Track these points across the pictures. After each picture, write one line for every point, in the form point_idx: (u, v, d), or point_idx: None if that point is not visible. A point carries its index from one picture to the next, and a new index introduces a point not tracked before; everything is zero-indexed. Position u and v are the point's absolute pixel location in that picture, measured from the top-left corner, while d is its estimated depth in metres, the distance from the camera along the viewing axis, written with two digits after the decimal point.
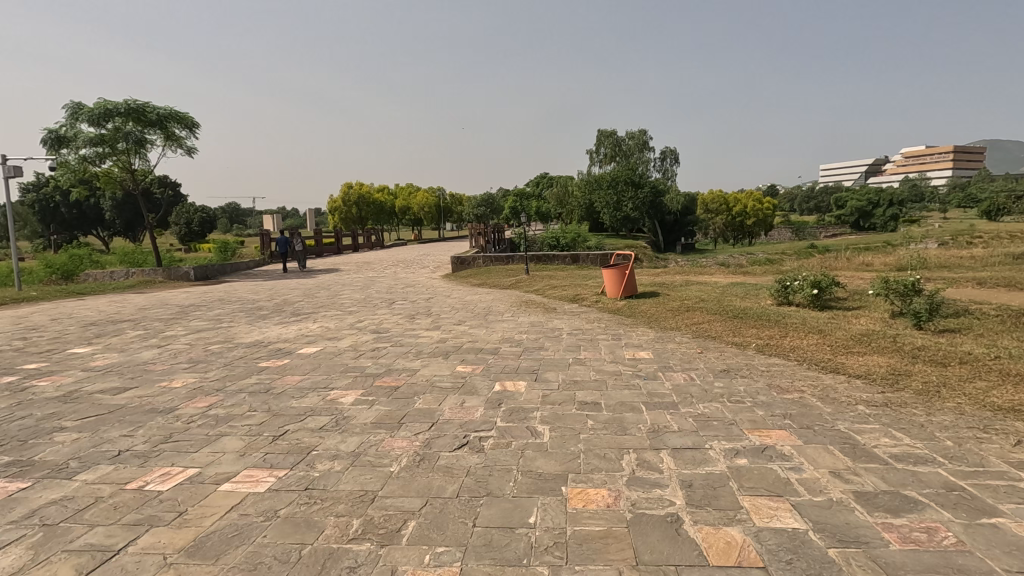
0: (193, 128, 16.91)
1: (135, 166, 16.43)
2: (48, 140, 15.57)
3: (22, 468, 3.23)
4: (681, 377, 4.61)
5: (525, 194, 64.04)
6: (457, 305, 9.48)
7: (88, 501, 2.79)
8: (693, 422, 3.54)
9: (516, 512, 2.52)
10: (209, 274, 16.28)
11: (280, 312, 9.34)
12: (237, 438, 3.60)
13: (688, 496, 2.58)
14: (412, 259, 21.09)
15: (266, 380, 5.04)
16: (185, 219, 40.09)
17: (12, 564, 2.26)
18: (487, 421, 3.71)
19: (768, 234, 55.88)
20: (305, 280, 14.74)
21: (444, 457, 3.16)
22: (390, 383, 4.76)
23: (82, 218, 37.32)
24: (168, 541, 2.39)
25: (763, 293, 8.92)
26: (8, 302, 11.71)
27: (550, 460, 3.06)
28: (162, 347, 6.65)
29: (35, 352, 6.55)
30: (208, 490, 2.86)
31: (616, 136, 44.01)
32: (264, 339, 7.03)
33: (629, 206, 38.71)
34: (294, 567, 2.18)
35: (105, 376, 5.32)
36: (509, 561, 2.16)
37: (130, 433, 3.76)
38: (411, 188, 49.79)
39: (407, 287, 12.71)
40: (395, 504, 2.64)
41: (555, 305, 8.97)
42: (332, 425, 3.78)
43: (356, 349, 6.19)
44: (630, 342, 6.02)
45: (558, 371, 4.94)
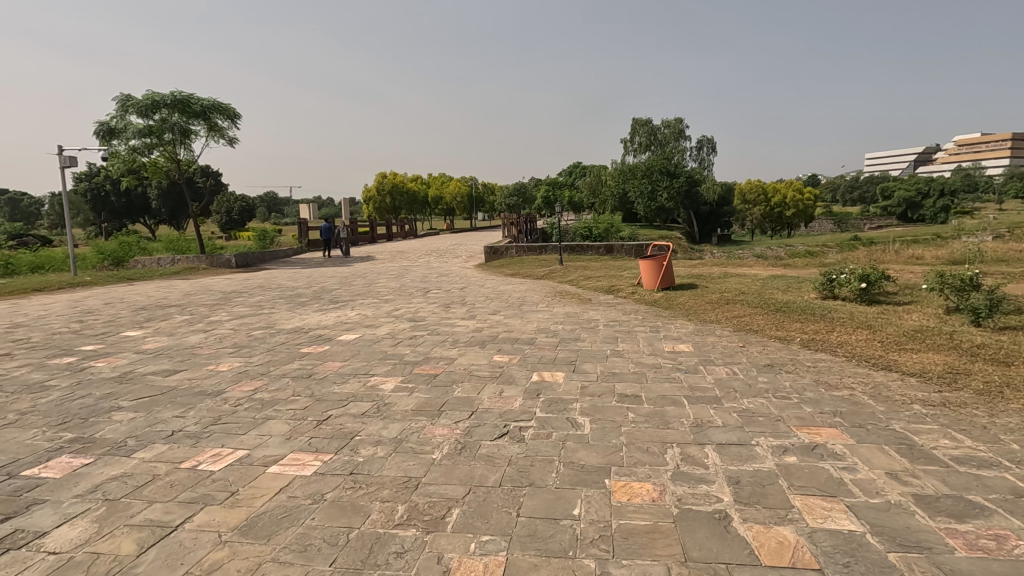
0: (235, 118, 17.31)
1: (181, 157, 16.96)
2: (100, 132, 16.22)
3: (84, 445, 3.39)
4: (723, 371, 4.51)
5: (557, 183, 63.42)
6: (491, 295, 9.49)
7: (145, 478, 2.90)
8: (738, 417, 3.45)
9: (559, 503, 2.51)
10: (249, 262, 16.72)
11: (318, 299, 9.53)
12: (283, 422, 3.69)
13: (735, 493, 2.52)
14: (444, 248, 21.24)
15: (308, 365, 5.15)
16: (226, 208, 41.27)
17: (80, 535, 2.37)
18: (527, 411, 3.71)
19: (809, 225, 54.23)
20: (342, 268, 15.00)
21: (486, 446, 3.17)
22: (428, 371, 4.81)
23: (130, 207, 38.87)
24: (222, 519, 2.47)
25: (807, 287, 8.64)
26: (66, 287, 12.30)
27: (592, 452, 3.04)
28: (208, 332, 6.87)
29: (91, 335, 6.87)
30: (258, 472, 2.94)
31: (651, 125, 43.29)
32: (304, 325, 7.20)
33: (663, 196, 38.07)
34: (343, 549, 2.23)
35: (156, 359, 5.54)
36: (554, 553, 2.15)
37: (182, 414, 3.90)
38: (443, 178, 49.98)
39: (441, 276, 12.82)
40: (438, 491, 2.66)
41: (590, 296, 8.88)
42: (374, 411, 3.84)
43: (394, 337, 6.27)
44: (668, 335, 5.92)
45: (596, 363, 4.90)
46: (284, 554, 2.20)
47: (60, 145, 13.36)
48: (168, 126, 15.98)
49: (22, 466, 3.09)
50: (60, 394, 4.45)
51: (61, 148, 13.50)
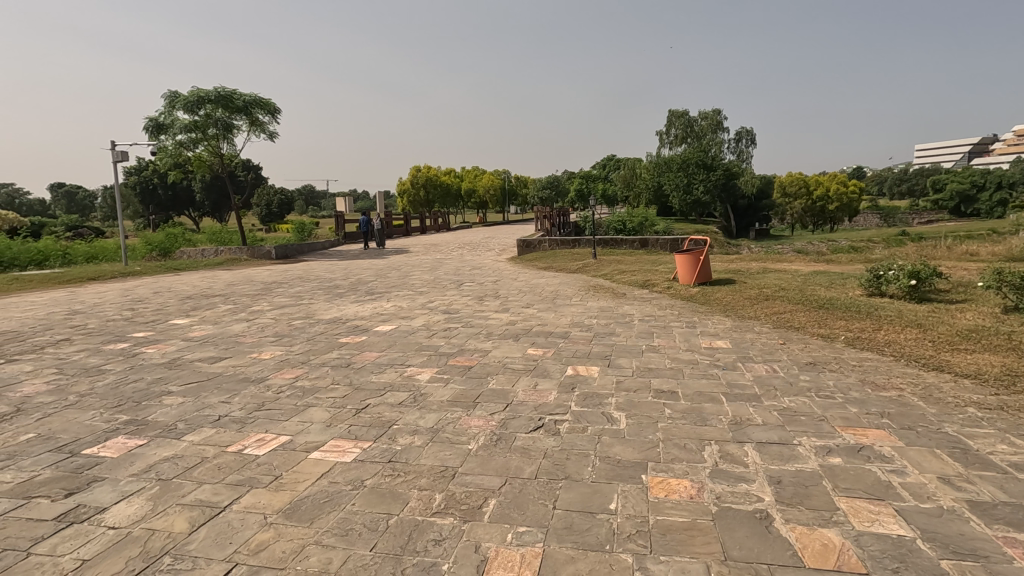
0: (276, 113, 17.73)
1: (224, 151, 17.48)
2: (149, 127, 16.85)
3: (138, 426, 3.55)
4: (763, 368, 4.40)
5: (591, 176, 62.81)
6: (524, 288, 9.49)
7: (195, 460, 3.03)
8: (779, 416, 3.37)
9: (595, 497, 2.51)
10: (288, 253, 17.17)
11: (355, 290, 9.72)
12: (323, 409, 3.79)
13: (777, 493, 2.46)
14: (478, 241, 21.35)
15: (346, 355, 5.27)
16: (266, 201, 42.44)
17: (136, 512, 2.50)
18: (561, 404, 3.71)
19: (853, 220, 52.32)
20: (377, 261, 15.25)
21: (521, 438, 3.18)
22: (463, 362, 4.86)
23: (176, 200, 40.37)
24: (267, 502, 2.56)
25: (851, 283, 8.35)
26: (119, 276, 12.90)
27: (628, 447, 3.01)
28: (251, 321, 7.10)
29: (142, 322, 7.19)
30: (300, 457, 3.03)
31: (688, 117, 42.39)
32: (342, 316, 7.36)
33: (699, 189, 37.27)
34: (383, 535, 2.28)
35: (202, 346, 5.75)
36: (591, 546, 2.15)
37: (228, 399, 4.05)
38: (476, 171, 50.14)
39: (474, 269, 12.92)
40: (474, 482, 2.69)
41: (624, 291, 8.79)
42: (411, 401, 3.91)
43: (429, 328, 6.35)
44: (705, 331, 5.81)
45: (631, 358, 4.85)
46: (327, 538, 2.27)
47: (113, 140, 13.96)
48: (212, 121, 16.49)
49: (83, 445, 3.26)
50: (115, 377, 4.68)
51: (114, 143, 14.11)
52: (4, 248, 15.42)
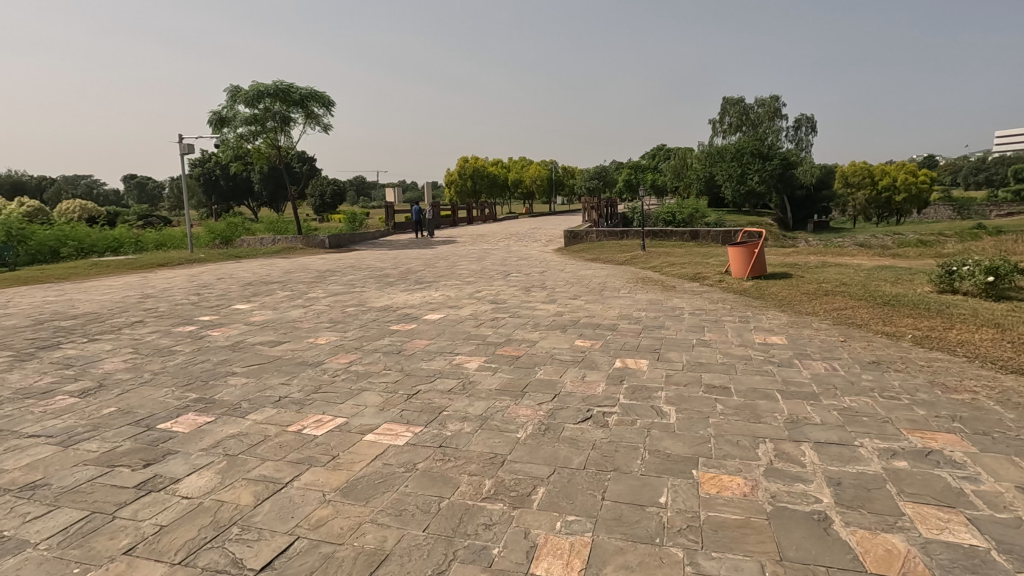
0: (330, 106, 18.24)
1: (282, 143, 18.14)
2: (213, 121, 17.67)
3: (206, 404, 3.78)
4: (822, 366, 4.24)
5: (639, 166, 61.52)
6: (571, 279, 9.45)
7: (258, 438, 3.20)
8: (838, 416, 3.25)
9: (645, 490, 2.49)
10: (341, 243, 17.70)
11: (404, 279, 9.93)
12: (376, 394, 3.92)
13: (836, 495, 2.38)
14: (524, 232, 21.35)
15: (397, 342, 5.41)
16: (319, 192, 43.88)
17: (206, 484, 2.66)
18: (610, 397, 3.69)
19: (922, 211, 49.25)
20: (426, 250, 15.51)
21: (569, 429, 3.19)
22: (511, 352, 4.90)
23: (236, 191, 42.28)
24: (325, 480, 2.68)
25: (920, 279, 7.90)
26: (186, 263, 13.66)
27: (679, 442, 2.97)
28: (307, 307, 7.39)
29: (208, 306, 7.60)
30: (355, 439, 3.15)
31: (744, 104, 40.87)
32: (393, 304, 7.56)
33: (754, 179, 35.92)
34: (434, 517, 2.34)
35: (263, 330, 6.04)
36: (640, 538, 2.14)
37: (287, 381, 4.25)
38: (523, 161, 50.02)
39: (521, 259, 12.94)
40: (523, 470, 2.73)
41: (674, 284, 8.61)
42: (460, 388, 3.98)
43: (476, 318, 6.43)
44: (759, 326, 5.63)
45: (681, 352, 4.76)
46: (382, 517, 2.36)
47: (180, 134, 14.73)
48: (271, 114, 17.15)
49: (158, 420, 3.50)
50: (185, 358, 4.98)
51: (181, 136, 14.88)
52: (84, 235, 16.59)
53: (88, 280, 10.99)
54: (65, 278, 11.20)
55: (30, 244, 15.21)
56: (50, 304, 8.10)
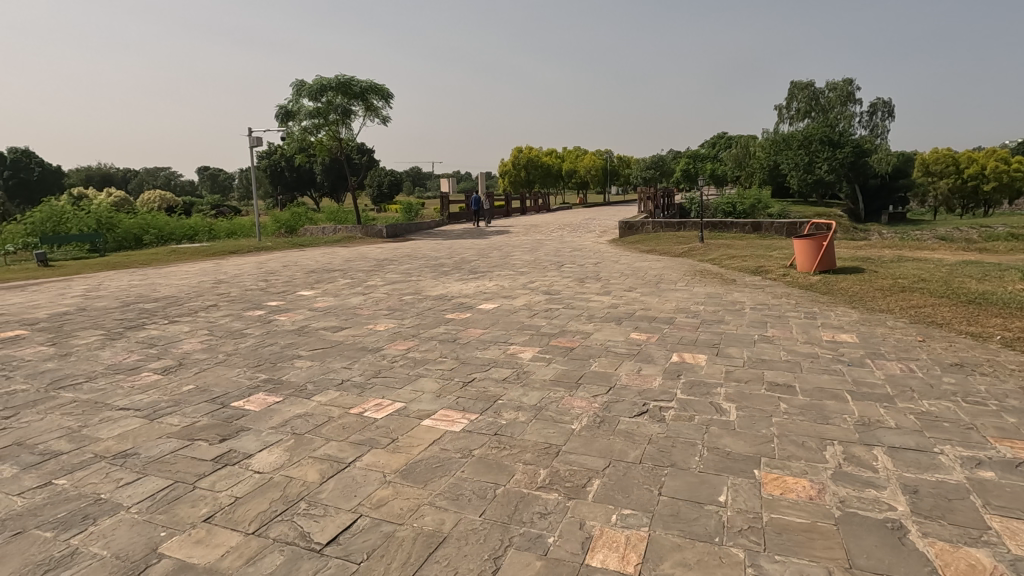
0: (389, 98, 18.63)
1: (343, 136, 18.70)
2: (280, 115, 18.42)
3: (276, 385, 3.99)
4: (897, 367, 3.99)
5: (698, 155, 59.47)
6: (626, 271, 9.28)
7: (323, 419, 3.35)
8: (916, 420, 3.05)
9: (703, 488, 2.44)
10: (398, 233, 18.14)
11: (458, 269, 10.07)
12: (433, 380, 4.01)
13: (912, 504, 2.24)
14: (578, 223, 21.14)
15: (453, 330, 5.51)
16: (377, 182, 45.05)
17: (276, 461, 2.82)
18: (666, 391, 3.63)
19: (1015, 203, 45.20)
20: (480, 241, 15.64)
21: (624, 423, 3.16)
22: (565, 343, 4.89)
23: (300, 181, 44.07)
24: (386, 462, 2.77)
25: (1011, 276, 7.28)
26: (255, 250, 14.39)
27: (739, 440, 2.89)
28: (366, 295, 7.63)
29: (275, 292, 7.99)
30: (413, 424, 3.24)
31: (813, 88, 38.74)
32: (448, 293, 7.69)
33: (822, 167, 34.00)
34: (490, 503, 2.38)
35: (326, 316, 6.30)
36: (698, 536, 2.10)
37: (348, 365, 4.42)
38: (578, 150, 49.39)
39: (575, 250, 12.86)
40: (578, 461, 2.72)
41: (734, 277, 8.31)
42: (515, 377, 4.02)
43: (530, 308, 6.44)
44: (827, 323, 5.36)
45: (742, 348, 4.60)
46: (439, 500, 2.42)
47: (250, 127, 15.47)
48: (333, 108, 17.72)
49: (232, 398, 3.73)
50: (255, 340, 5.28)
51: (251, 130, 15.62)
52: (164, 224, 17.77)
53: (168, 265, 11.76)
54: (148, 264, 12.04)
55: (117, 232, 16.45)
56: (135, 287, 8.74)
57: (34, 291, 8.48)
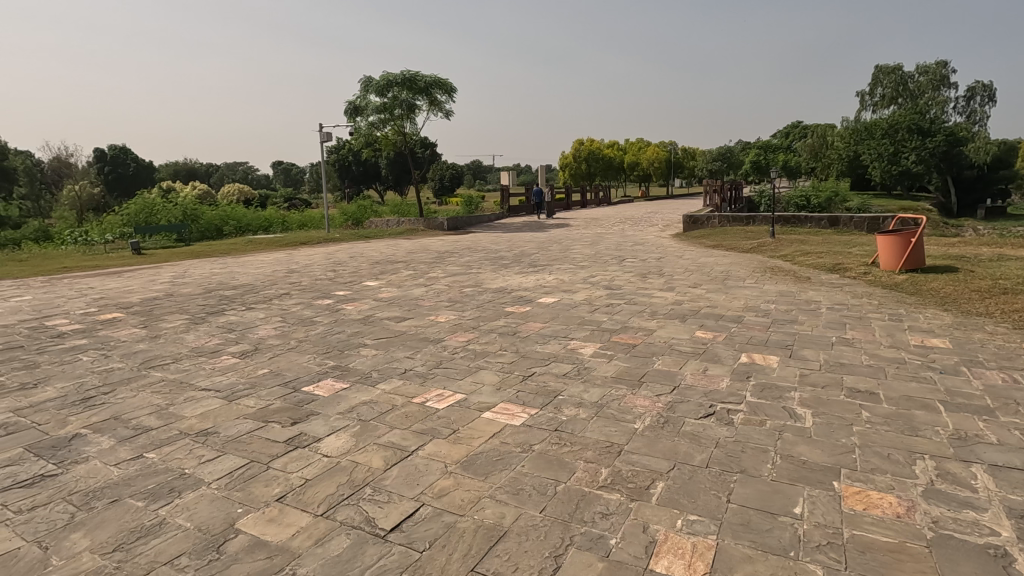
0: (452, 93, 18.88)
1: (407, 130, 19.12)
2: (348, 110, 19.03)
3: (342, 371, 4.14)
4: (998, 377, 3.63)
5: (770, 145, 56.62)
6: (690, 266, 8.98)
7: (387, 406, 3.43)
8: (1021, 437, 2.76)
9: (777, 497, 2.31)
10: (459, 225, 18.39)
11: (518, 262, 10.08)
12: (493, 373, 4.03)
13: (1019, 530, 2.03)
14: (640, 216, 20.67)
15: (513, 323, 5.51)
16: (439, 176, 45.90)
17: (342, 446, 2.91)
18: (735, 393, 3.47)
19: None
20: (540, 234, 15.61)
21: (690, 424, 3.04)
22: (627, 340, 4.78)
23: (366, 175, 45.58)
24: (447, 453, 2.80)
25: None
26: (324, 241, 15.02)
27: (816, 449, 2.71)
28: (428, 286, 7.77)
29: (343, 282, 8.29)
30: (473, 416, 3.26)
31: (902, 72, 36.00)
32: (508, 285, 7.71)
33: (909, 158, 31.56)
34: (551, 500, 2.36)
35: (390, 306, 6.46)
36: (772, 549, 1.99)
37: (411, 355, 4.51)
38: (641, 141, 48.26)
39: (637, 244, 12.58)
40: (641, 462, 2.65)
41: (808, 275, 7.86)
42: (575, 373, 3.97)
43: (591, 303, 6.34)
44: (916, 326, 4.95)
45: (818, 350, 4.33)
46: (500, 494, 2.42)
47: (321, 123, 16.11)
48: (398, 103, 18.16)
49: (302, 383, 3.90)
50: (324, 328, 5.49)
51: (321, 125, 16.26)
52: (242, 216, 18.85)
53: (245, 255, 12.45)
54: (228, 253, 12.80)
55: (201, 223, 17.58)
56: (216, 275, 9.30)
57: (129, 278, 9.20)
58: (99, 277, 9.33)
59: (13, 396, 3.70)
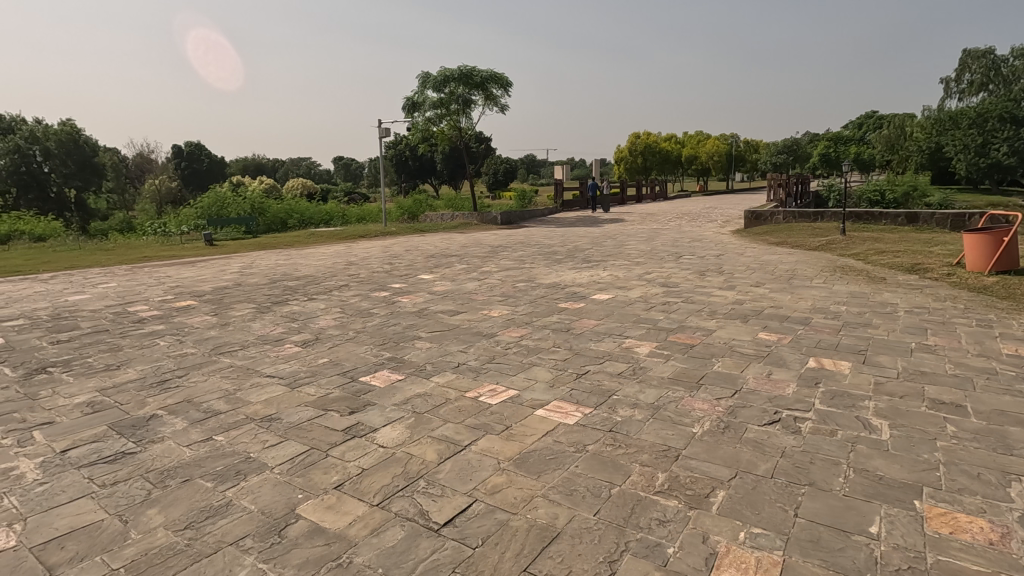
0: (508, 87, 18.87)
1: (463, 125, 19.28)
2: (406, 106, 19.37)
3: (398, 363, 4.22)
4: None
5: (841, 136, 53.47)
6: (752, 265, 8.61)
7: (441, 399, 3.46)
8: None
9: (850, 514, 2.16)
10: (512, 219, 18.41)
11: (572, 257, 9.96)
12: (546, 370, 3.99)
13: None
14: (699, 212, 20.04)
15: (566, 320, 5.45)
16: (493, 170, 46.17)
17: (397, 437, 2.96)
18: (803, 400, 3.28)
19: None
20: (594, 229, 15.41)
21: (752, 431, 2.90)
22: (685, 340, 4.62)
23: (422, 169, 46.48)
24: (500, 449, 2.79)
25: None
26: (380, 234, 15.42)
27: (894, 464, 2.52)
28: (482, 280, 7.82)
29: (399, 275, 8.47)
30: (527, 413, 3.23)
31: (994, 56, 33.14)
32: (561, 281, 7.64)
33: (1000, 149, 28.78)
34: (606, 503, 2.30)
35: (444, 300, 6.53)
36: (845, 571, 1.85)
37: (464, 349, 4.54)
38: (700, 134, 46.77)
39: (695, 241, 12.19)
40: (700, 468, 2.54)
41: (883, 275, 7.36)
42: (630, 373, 3.87)
43: (647, 301, 6.19)
44: (1009, 334, 4.53)
45: (895, 356, 4.04)
46: (553, 494, 2.38)
47: (380, 119, 16.50)
48: (455, 98, 18.34)
49: (360, 373, 3.99)
50: (380, 320, 5.62)
51: (380, 122, 16.64)
52: (305, 210, 19.64)
53: (307, 247, 12.94)
54: (291, 245, 13.35)
55: (267, 216, 18.41)
56: (280, 266, 9.70)
57: (202, 267, 9.74)
58: (175, 267, 9.91)
59: (99, 377, 3.99)
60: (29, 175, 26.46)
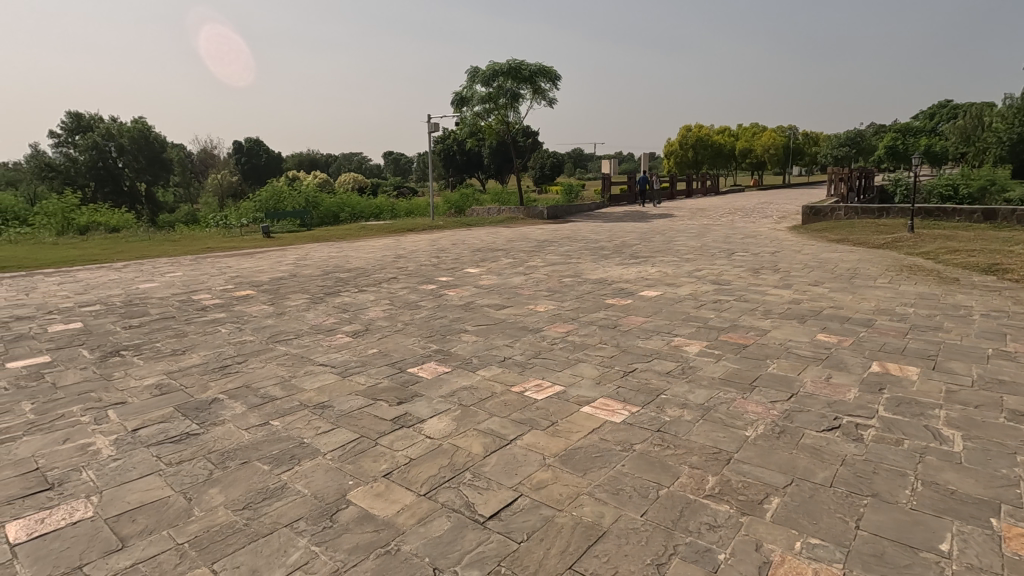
0: (556, 80, 18.71)
1: (511, 119, 19.28)
2: (455, 101, 19.53)
3: (444, 355, 4.27)
4: None
5: (910, 127, 50.30)
6: (810, 263, 8.25)
7: (487, 393, 3.48)
8: None
9: (918, 530, 2.03)
10: (558, 214, 18.30)
11: (619, 253, 9.82)
12: (592, 366, 3.94)
13: None
14: (753, 207, 19.35)
15: (613, 316, 5.37)
16: (540, 164, 46.04)
17: (443, 429, 2.99)
18: (865, 406, 3.11)
19: None
20: (642, 224, 15.13)
21: (810, 437, 2.77)
22: (737, 340, 4.47)
23: (469, 164, 46.89)
24: (546, 445, 2.78)
25: None
26: (428, 228, 15.65)
27: (967, 478, 2.36)
28: (527, 275, 7.81)
29: (446, 268, 8.57)
30: (573, 409, 3.21)
31: None
32: (608, 277, 7.54)
33: None
34: (653, 505, 2.25)
35: (490, 294, 6.56)
36: None
37: (510, 343, 4.55)
38: (755, 126, 45.12)
39: (748, 237, 11.79)
40: (753, 473, 2.45)
41: (956, 276, 6.90)
42: (679, 372, 3.77)
43: (697, 298, 6.03)
44: None
45: (969, 363, 3.77)
46: (600, 492, 2.35)
47: (429, 115, 16.72)
48: (503, 92, 18.34)
49: (408, 364, 4.07)
50: (428, 312, 5.71)
51: (429, 117, 16.87)
52: (356, 203, 20.15)
53: (358, 240, 13.31)
54: (343, 238, 13.77)
55: (320, 210, 19.00)
56: (332, 258, 10.01)
57: (260, 259, 10.16)
58: (235, 257, 10.39)
59: (166, 361, 4.23)
60: (106, 170, 28.27)
